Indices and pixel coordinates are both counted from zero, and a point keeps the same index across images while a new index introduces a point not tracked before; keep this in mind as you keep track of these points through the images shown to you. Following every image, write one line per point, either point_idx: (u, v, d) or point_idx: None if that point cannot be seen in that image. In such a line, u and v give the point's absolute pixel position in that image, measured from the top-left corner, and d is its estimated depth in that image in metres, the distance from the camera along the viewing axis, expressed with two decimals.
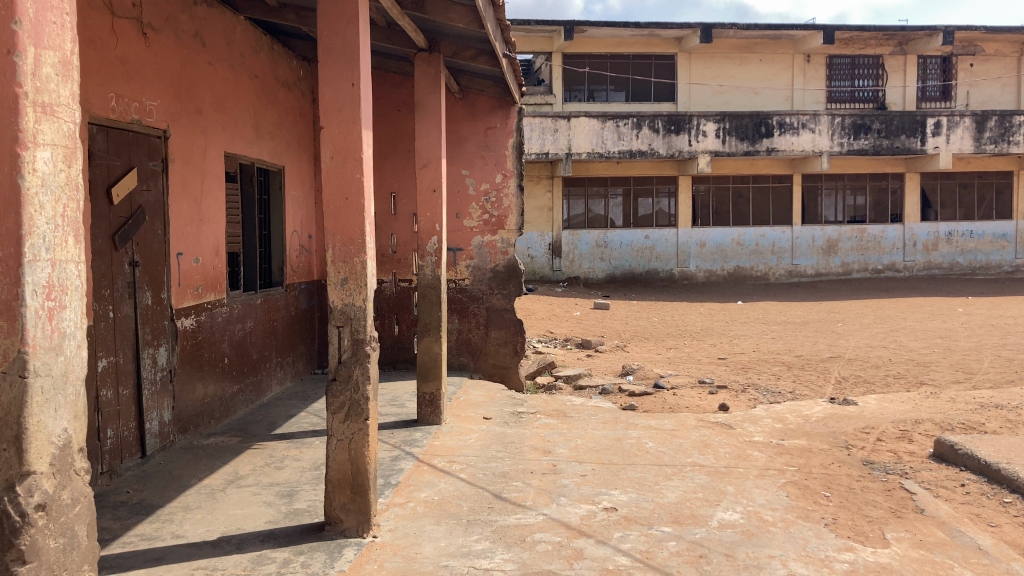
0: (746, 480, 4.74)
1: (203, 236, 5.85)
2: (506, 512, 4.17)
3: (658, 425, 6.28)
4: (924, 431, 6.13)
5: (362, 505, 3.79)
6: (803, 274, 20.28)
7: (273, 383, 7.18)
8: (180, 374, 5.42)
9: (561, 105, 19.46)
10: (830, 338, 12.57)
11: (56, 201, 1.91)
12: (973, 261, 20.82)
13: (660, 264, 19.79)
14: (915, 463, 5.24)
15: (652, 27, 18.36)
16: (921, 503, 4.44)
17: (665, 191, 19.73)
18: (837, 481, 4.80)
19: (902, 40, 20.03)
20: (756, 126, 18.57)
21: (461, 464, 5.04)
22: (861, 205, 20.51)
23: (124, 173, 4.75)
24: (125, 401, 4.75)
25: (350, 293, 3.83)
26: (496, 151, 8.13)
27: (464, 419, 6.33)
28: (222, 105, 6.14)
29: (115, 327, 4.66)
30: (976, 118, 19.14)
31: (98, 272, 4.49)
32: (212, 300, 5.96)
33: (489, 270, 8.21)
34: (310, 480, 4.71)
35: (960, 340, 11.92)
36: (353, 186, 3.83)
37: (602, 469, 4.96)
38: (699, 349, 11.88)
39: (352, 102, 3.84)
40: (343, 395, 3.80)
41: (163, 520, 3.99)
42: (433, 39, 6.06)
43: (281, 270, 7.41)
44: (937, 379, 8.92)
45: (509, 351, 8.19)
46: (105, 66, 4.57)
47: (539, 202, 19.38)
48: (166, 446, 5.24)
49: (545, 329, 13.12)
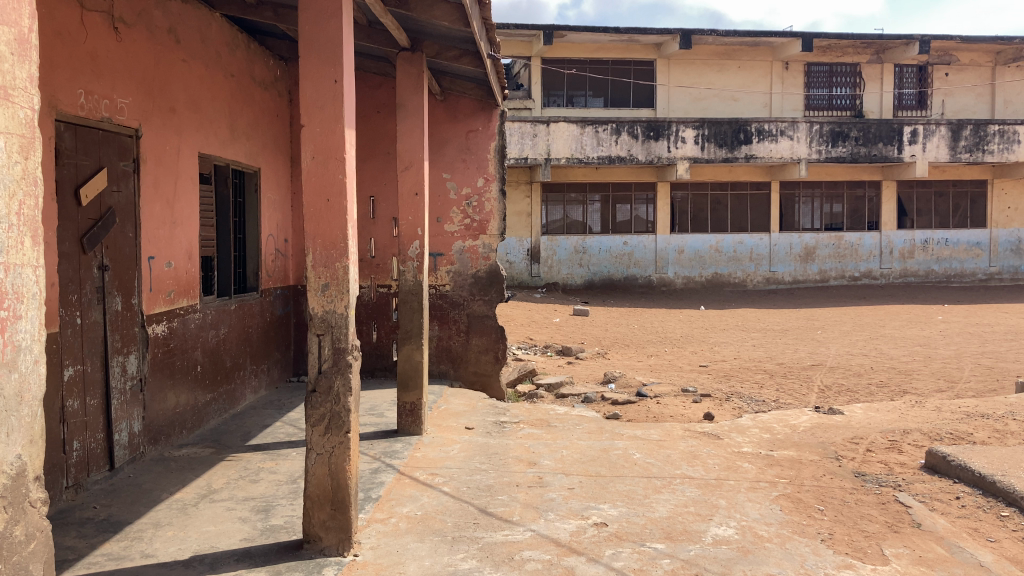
0: (738, 493, 4.62)
1: (176, 239, 5.64)
2: (491, 528, 4.01)
3: (644, 435, 6.14)
4: (913, 441, 6.04)
5: (343, 522, 3.62)
6: (781, 281, 20.31)
7: (247, 391, 6.95)
8: (151, 382, 5.21)
9: (540, 109, 19.36)
10: (810, 346, 12.52)
11: (10, 197, 1.74)
12: (948, 269, 20.98)
13: (639, 271, 19.74)
14: (907, 475, 5.15)
15: (631, 33, 18.31)
16: (918, 517, 4.34)
17: (643, 197, 19.68)
18: (830, 493, 4.70)
19: (879, 49, 20.13)
20: (735, 133, 18.56)
21: (444, 477, 4.86)
22: (838, 212, 20.59)
23: (93, 173, 4.55)
24: (92, 412, 4.53)
25: (331, 300, 3.65)
26: (478, 155, 7.99)
27: (445, 430, 6.16)
28: (197, 104, 5.94)
29: (82, 334, 4.45)
30: (952, 127, 19.28)
31: (64, 276, 4.28)
32: (185, 306, 5.75)
33: (470, 276, 8.05)
34: (286, 493, 4.53)
35: (939, 348, 11.92)
36: (334, 188, 3.66)
37: (589, 481, 4.82)
38: (679, 356, 11.80)
39: (334, 100, 3.67)
40: (322, 407, 3.63)
41: (131, 538, 3.78)
42: (416, 38, 5.90)
43: (256, 275, 7.19)
44: (920, 388, 8.87)
45: (490, 359, 8.03)
46: (73, 61, 4.36)
47: (517, 207, 19.19)
48: (135, 458, 5.01)
49: (524, 336, 12.97)
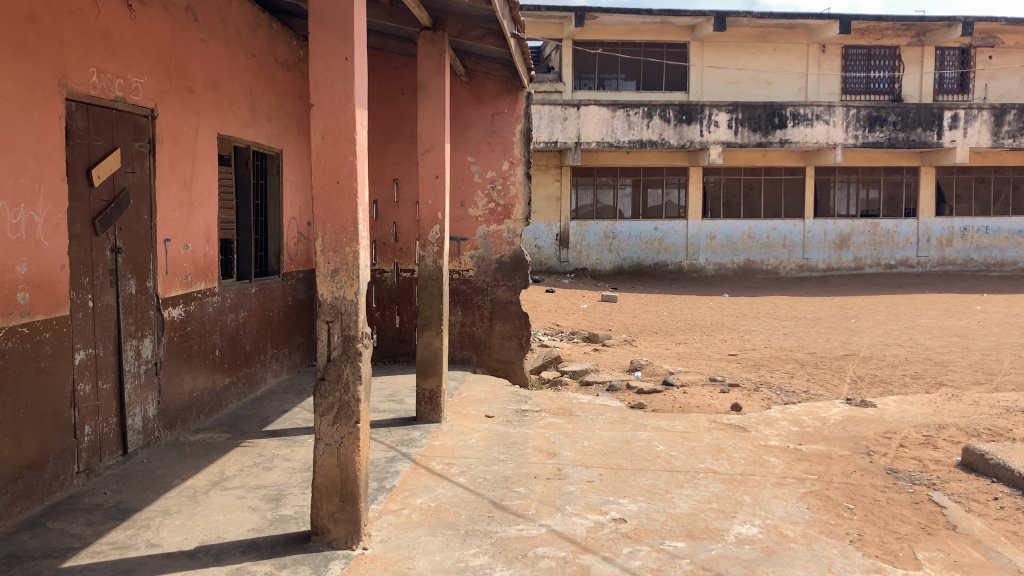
0: (764, 489, 4.45)
1: (193, 222, 5.57)
2: (506, 522, 3.89)
3: (668, 426, 5.98)
4: (948, 437, 5.82)
5: (351, 515, 3.52)
6: (814, 269, 19.92)
7: (268, 375, 6.90)
8: (167, 366, 5.15)
9: (571, 93, 19.08)
10: (843, 335, 12.23)
11: None
12: (987, 257, 20.43)
13: (669, 257, 19.46)
14: (943, 473, 4.94)
15: (664, 14, 17.96)
16: (953, 518, 4.15)
17: (675, 182, 19.38)
18: (860, 491, 4.51)
19: (919, 31, 19.57)
20: (770, 117, 18.24)
21: (461, 467, 4.75)
22: (874, 199, 20.13)
23: (106, 154, 4.47)
24: (105, 396, 4.48)
25: (341, 286, 3.54)
26: (503, 138, 7.83)
27: (465, 418, 6.05)
28: (216, 84, 5.85)
29: (94, 317, 4.38)
30: (995, 111, 18.76)
31: (76, 258, 4.22)
32: (203, 289, 5.69)
33: (494, 261, 7.90)
34: (299, 482, 4.43)
35: (978, 338, 11.59)
36: (345, 170, 3.53)
37: (610, 475, 4.68)
38: (709, 344, 11.56)
39: (345, 79, 3.53)
40: (331, 396, 3.53)
41: (138, 526, 3.71)
42: (438, 17, 5.75)
43: (277, 258, 7.12)
44: (957, 380, 8.61)
45: (514, 345, 7.91)
46: (85, 38, 4.27)
47: (547, 191, 19.00)
48: (150, 443, 4.96)
49: (551, 322, 12.84)
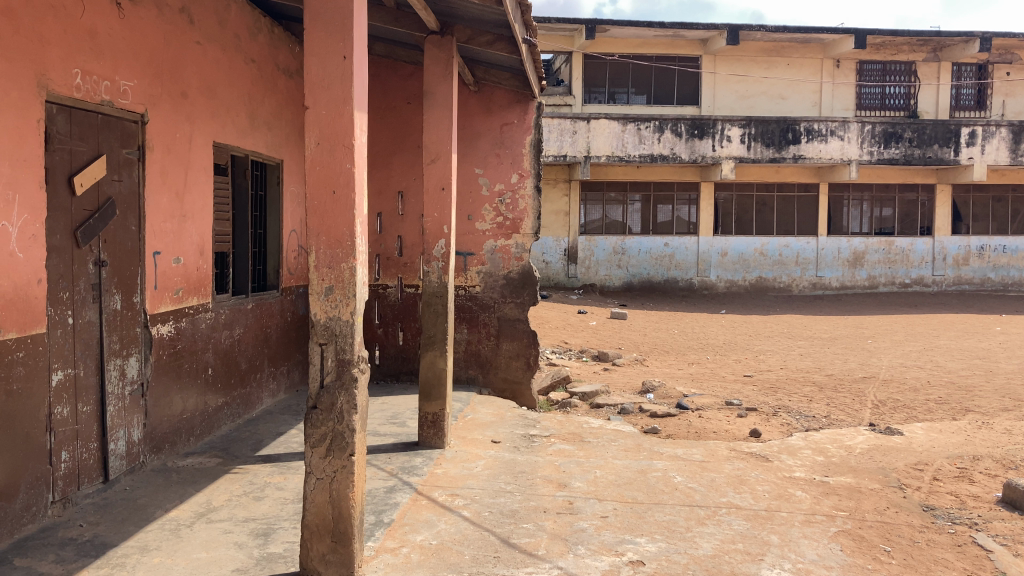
0: (792, 528, 4.12)
1: (186, 234, 5.28)
2: (513, 564, 3.56)
3: (686, 455, 5.63)
4: (984, 469, 5.48)
5: (343, 556, 3.22)
6: (828, 287, 19.55)
7: (264, 395, 6.59)
8: (154, 386, 4.85)
9: (581, 106, 18.78)
10: (861, 356, 11.87)
11: None
12: (1004, 277, 20.07)
13: (679, 273, 19.12)
14: (984, 511, 4.60)
15: (676, 28, 17.66)
16: (1002, 564, 3.82)
17: (685, 198, 19.06)
18: (896, 532, 4.16)
19: (936, 46, 19.34)
20: (783, 132, 17.93)
21: (465, 499, 4.43)
22: (888, 216, 19.78)
23: (90, 161, 4.19)
24: (85, 420, 4.18)
25: (335, 305, 3.24)
26: (512, 149, 7.55)
27: (470, 443, 5.72)
28: (212, 90, 5.57)
29: (74, 335, 4.09)
30: (1013, 128, 18.42)
31: (55, 271, 3.94)
32: (195, 305, 5.39)
33: (502, 277, 7.60)
34: (290, 515, 4.11)
35: (1000, 361, 11.22)
36: (341, 179, 3.24)
37: (624, 510, 4.34)
38: (722, 364, 11.18)
39: (343, 78, 3.24)
40: (323, 426, 3.22)
41: (112, 566, 3.40)
42: (446, 21, 5.47)
43: (276, 272, 6.84)
44: (984, 406, 8.24)
45: (521, 365, 7.60)
46: (68, 36, 3.99)
47: (555, 206, 18.74)
48: (135, 468, 4.66)
49: (559, 340, 12.51)
